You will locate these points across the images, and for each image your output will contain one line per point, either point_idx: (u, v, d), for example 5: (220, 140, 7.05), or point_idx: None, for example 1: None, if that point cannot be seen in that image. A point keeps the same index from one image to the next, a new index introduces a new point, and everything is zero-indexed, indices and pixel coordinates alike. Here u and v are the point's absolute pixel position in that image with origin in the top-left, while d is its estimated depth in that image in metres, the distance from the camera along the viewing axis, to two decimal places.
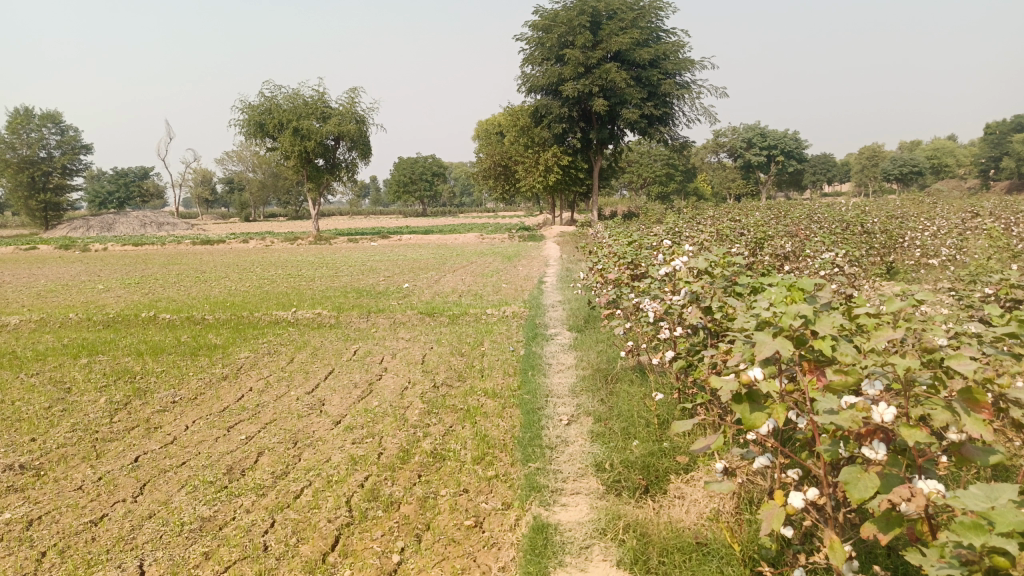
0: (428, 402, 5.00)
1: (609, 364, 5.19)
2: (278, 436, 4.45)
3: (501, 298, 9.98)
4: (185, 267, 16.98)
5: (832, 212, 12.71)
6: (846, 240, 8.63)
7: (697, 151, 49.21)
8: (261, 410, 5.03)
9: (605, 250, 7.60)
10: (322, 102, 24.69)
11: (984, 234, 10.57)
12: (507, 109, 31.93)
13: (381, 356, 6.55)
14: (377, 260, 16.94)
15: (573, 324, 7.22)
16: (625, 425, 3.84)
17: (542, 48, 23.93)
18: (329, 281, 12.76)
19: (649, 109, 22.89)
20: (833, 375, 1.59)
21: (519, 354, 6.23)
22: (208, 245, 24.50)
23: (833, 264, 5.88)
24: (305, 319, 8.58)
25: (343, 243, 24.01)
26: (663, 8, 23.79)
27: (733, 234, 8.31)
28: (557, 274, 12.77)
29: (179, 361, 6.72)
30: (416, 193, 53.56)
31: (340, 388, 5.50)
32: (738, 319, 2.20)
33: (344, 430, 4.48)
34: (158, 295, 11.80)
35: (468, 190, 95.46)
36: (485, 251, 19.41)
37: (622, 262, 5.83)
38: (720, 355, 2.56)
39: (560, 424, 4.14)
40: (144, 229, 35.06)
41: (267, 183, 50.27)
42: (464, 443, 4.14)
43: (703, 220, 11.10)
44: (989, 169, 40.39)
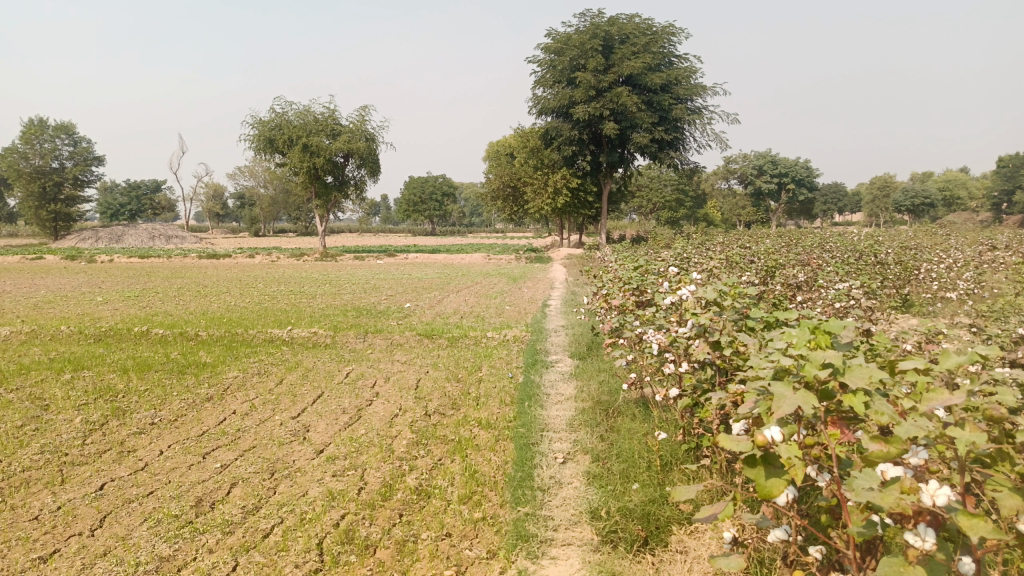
0: (418, 431, 4.72)
1: (611, 397, 4.91)
2: (255, 465, 4.18)
3: (504, 321, 9.73)
4: (187, 281, 16.81)
5: (845, 242, 12.46)
6: (860, 271, 8.37)
7: (707, 177, 49.19)
8: (242, 437, 4.76)
9: (610, 275, 7.34)
10: (333, 119, 24.67)
11: (1002, 270, 10.29)
12: (517, 130, 31.89)
13: (374, 380, 6.28)
14: (382, 279, 16.75)
15: (575, 352, 6.94)
16: (624, 467, 3.55)
17: (554, 71, 23.90)
18: (330, 299, 12.54)
19: (660, 134, 22.76)
20: (869, 443, 1.33)
21: (518, 382, 5.95)
22: (214, 259, 24.37)
23: (848, 296, 5.61)
24: (300, 338, 8.34)
25: (349, 260, 23.87)
26: (676, 33, 23.72)
27: (742, 261, 8.04)
28: (562, 297, 12.52)
29: (164, 380, 6.46)
30: (425, 213, 53.66)
31: (327, 414, 5.23)
32: (752, 364, 1.91)
33: (326, 461, 4.21)
34: (156, 309, 11.58)
35: (478, 210, 95.75)
36: (491, 272, 19.19)
37: (627, 288, 5.60)
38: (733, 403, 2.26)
39: (555, 462, 3.84)
40: (153, 242, 35.09)
41: (277, 199, 50.41)
42: (452, 479, 3.85)
43: (712, 247, 10.84)
44: (1001, 203, 40.09)
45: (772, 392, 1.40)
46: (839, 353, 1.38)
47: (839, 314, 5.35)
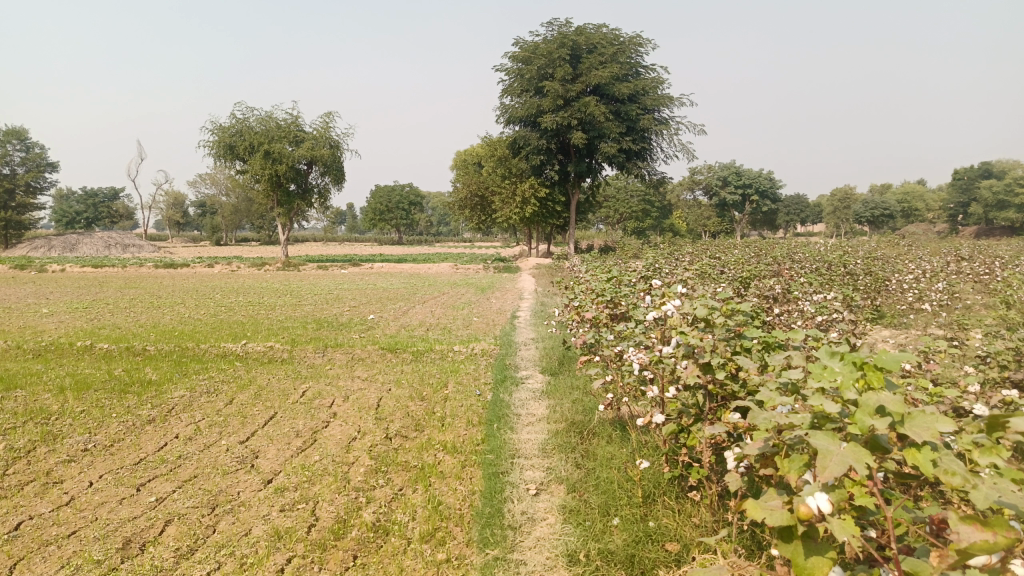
0: (377, 457, 4.35)
1: (585, 417, 4.61)
2: (194, 499, 3.78)
3: (471, 333, 9.38)
4: (141, 292, 16.12)
5: (812, 252, 12.37)
6: (833, 282, 8.23)
7: (673, 189, 49.56)
8: (182, 465, 4.34)
9: (582, 286, 7.06)
10: (296, 126, 24.15)
11: (969, 282, 10.28)
12: (484, 139, 31.65)
13: (333, 398, 5.88)
14: (345, 289, 16.28)
15: (546, 366, 6.62)
16: (604, 499, 3.25)
17: (522, 80, 23.76)
18: (291, 310, 12.07)
19: (627, 144, 22.72)
20: (957, 523, 1.10)
21: (486, 401, 5.60)
22: (171, 269, 23.57)
23: (831, 309, 5.40)
24: (255, 353, 7.87)
25: (312, 270, 23.29)
26: (643, 44, 23.70)
27: (715, 273, 7.84)
28: (530, 308, 12.24)
29: (104, 400, 5.97)
30: (392, 222, 53.14)
31: (278, 438, 4.82)
32: (774, 413, 1.66)
33: (274, 492, 3.82)
34: (104, 321, 10.97)
35: (445, 220, 95.42)
36: (458, 282, 18.87)
37: (600, 300, 5.35)
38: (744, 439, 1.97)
39: (526, 495, 3.50)
40: (109, 251, 33.91)
41: (240, 207, 49.43)
42: (413, 512, 3.50)
43: (682, 257, 10.68)
44: (957, 215, 40.95)
45: (814, 448, 1.16)
46: (902, 396, 1.15)
47: (820, 328, 5.15)
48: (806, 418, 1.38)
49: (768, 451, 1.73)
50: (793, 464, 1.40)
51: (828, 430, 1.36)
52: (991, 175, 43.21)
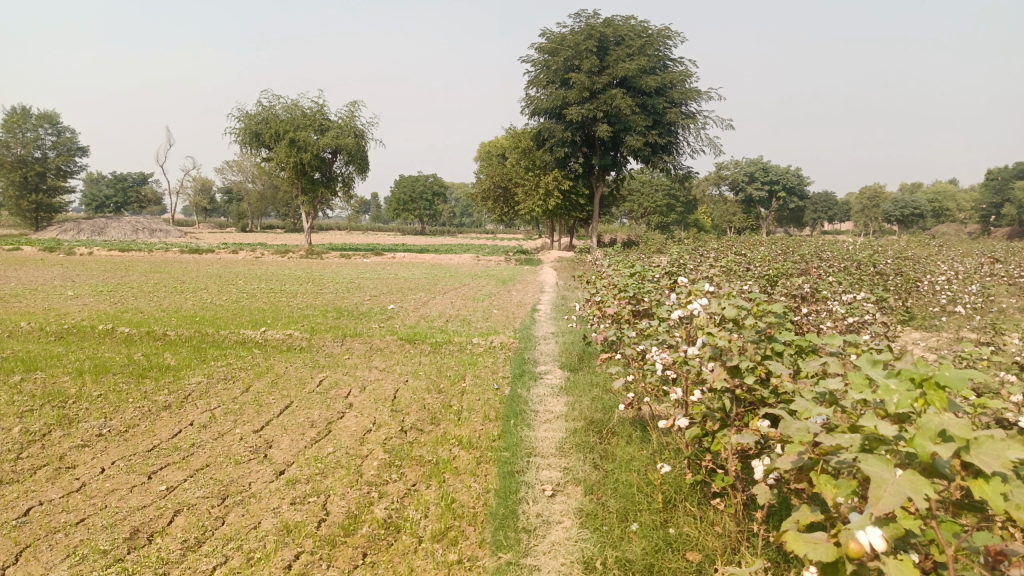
0: (391, 451, 4.26)
1: (605, 416, 4.48)
2: (205, 489, 3.73)
3: (491, 326, 9.29)
4: (165, 276, 16.23)
5: (841, 251, 12.08)
6: (863, 282, 8.01)
7: (699, 184, 49.07)
8: (194, 454, 4.29)
9: (604, 280, 6.91)
10: (321, 114, 24.16)
11: (1003, 284, 10.01)
12: (509, 130, 31.48)
13: (349, 389, 5.81)
14: (366, 278, 16.27)
15: (566, 362, 6.50)
16: (622, 504, 3.13)
17: (548, 71, 23.55)
18: (312, 298, 12.06)
19: (653, 137, 22.43)
20: None
21: (503, 396, 5.49)
22: (196, 255, 23.74)
23: (863, 311, 5.22)
24: (274, 340, 7.83)
25: (334, 258, 23.33)
26: (671, 37, 23.37)
27: (741, 270, 7.64)
28: (551, 302, 12.13)
29: (121, 385, 5.96)
30: (415, 212, 53.22)
31: (292, 428, 4.75)
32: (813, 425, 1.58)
33: (285, 484, 3.76)
34: (127, 305, 11.03)
35: (468, 211, 95.42)
36: (479, 273, 18.79)
37: (623, 296, 5.21)
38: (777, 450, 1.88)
39: (541, 496, 3.38)
40: (136, 235, 34.27)
41: (266, 194, 49.73)
42: (426, 510, 3.41)
43: (707, 253, 10.49)
44: (989, 216, 40.11)
45: (867, 474, 1.08)
46: (968, 420, 1.06)
47: (850, 329, 4.99)
48: (855, 439, 1.31)
49: (802, 466, 1.63)
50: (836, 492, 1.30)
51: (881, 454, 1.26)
52: None
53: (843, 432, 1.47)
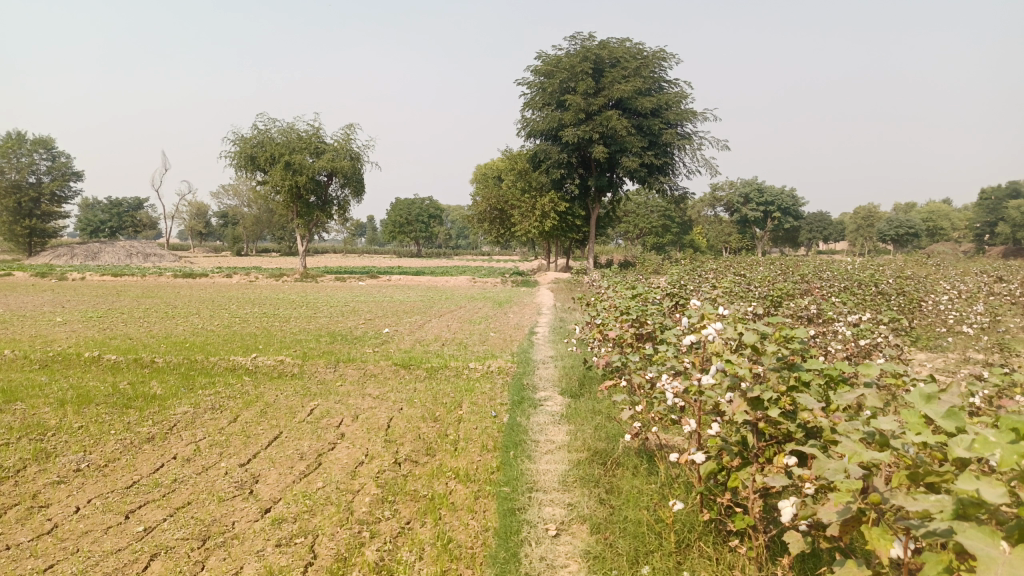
0: (384, 485, 4.03)
1: (610, 446, 4.26)
2: (185, 530, 3.49)
3: (488, 350, 9.08)
4: (157, 301, 15.99)
5: (841, 270, 11.93)
6: (867, 302, 7.84)
7: (694, 205, 49.19)
8: (176, 491, 4.06)
9: (604, 303, 6.73)
10: (316, 138, 24.11)
11: (1008, 302, 9.86)
12: (504, 153, 31.48)
13: (342, 418, 5.58)
14: (361, 302, 16.06)
15: (566, 388, 6.28)
16: (632, 545, 2.92)
17: (543, 93, 23.55)
18: (305, 322, 11.84)
19: (649, 158, 22.39)
20: None
21: (502, 424, 5.27)
22: (189, 279, 23.51)
23: (874, 333, 5.03)
24: (264, 367, 7.60)
25: (329, 282, 23.14)
26: (666, 59, 23.43)
27: (744, 291, 7.47)
28: (549, 325, 11.93)
29: (103, 416, 5.72)
30: (411, 234, 53.15)
31: (280, 461, 4.53)
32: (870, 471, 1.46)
33: (270, 524, 3.52)
34: (116, 332, 10.77)
35: (464, 234, 95.49)
36: (476, 296, 18.61)
37: (625, 319, 5.03)
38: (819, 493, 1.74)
39: (545, 537, 3.16)
40: (130, 260, 34.00)
41: (262, 218, 49.61)
42: (420, 550, 3.18)
43: (706, 274, 10.35)
44: (983, 234, 40.16)
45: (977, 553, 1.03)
46: None
47: (862, 352, 4.81)
48: (946, 499, 1.22)
49: (852, 518, 1.50)
50: (927, 564, 1.23)
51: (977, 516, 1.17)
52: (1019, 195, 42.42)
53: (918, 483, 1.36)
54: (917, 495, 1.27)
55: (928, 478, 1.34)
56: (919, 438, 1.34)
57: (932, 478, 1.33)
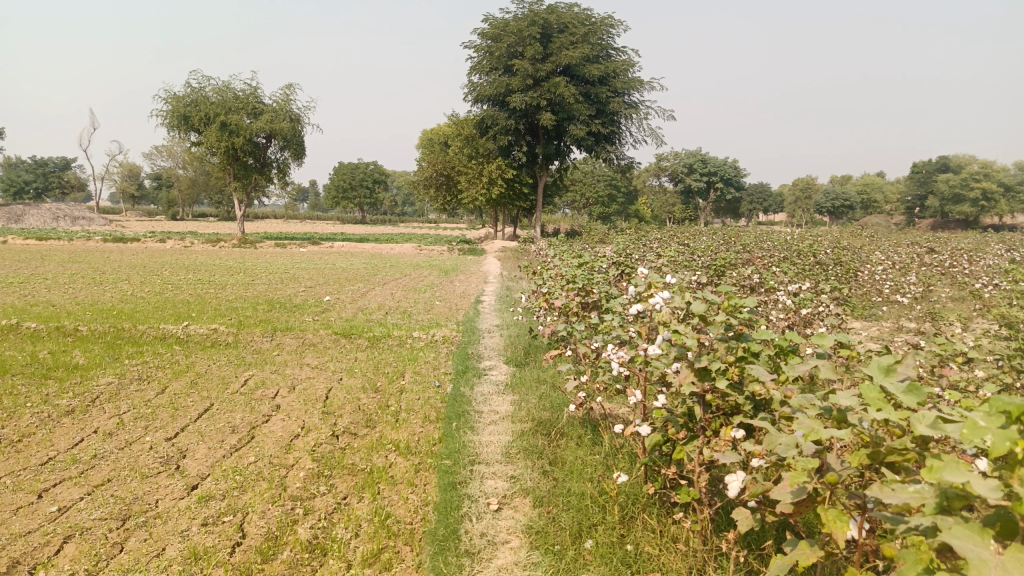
0: (320, 459, 3.87)
1: (554, 416, 4.19)
2: (103, 509, 3.27)
3: (432, 318, 8.91)
4: (84, 267, 15.23)
5: (782, 241, 12.12)
6: (807, 272, 7.95)
7: (639, 174, 49.45)
8: (95, 467, 3.80)
9: (550, 271, 6.62)
10: (255, 97, 23.20)
11: (938, 273, 10.16)
12: (451, 118, 30.95)
13: (277, 389, 5.36)
14: (302, 268, 15.62)
15: (511, 357, 6.19)
16: (576, 520, 2.84)
17: (491, 58, 23.10)
18: (242, 289, 11.43)
19: (596, 127, 22.29)
20: None
21: (445, 394, 5.15)
22: (120, 244, 22.50)
23: (816, 303, 5.07)
24: (197, 336, 7.27)
25: (269, 248, 22.46)
26: (614, 26, 23.23)
27: (689, 261, 7.46)
28: (495, 293, 11.81)
29: (18, 387, 5.37)
30: (355, 200, 52.08)
31: (210, 435, 4.31)
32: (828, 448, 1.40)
33: (197, 502, 3.33)
34: (37, 298, 10.19)
35: (410, 201, 94.21)
36: (421, 264, 18.32)
37: (571, 287, 4.93)
38: (769, 468, 1.69)
39: (486, 512, 3.06)
40: (57, 223, 32.40)
41: (198, 181, 47.80)
42: (356, 526, 3.06)
43: (650, 243, 10.35)
44: (914, 207, 41.58)
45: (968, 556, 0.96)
46: None
47: (803, 322, 4.83)
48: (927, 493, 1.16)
49: (807, 499, 1.45)
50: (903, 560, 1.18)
51: (958, 510, 1.11)
52: (948, 169, 43.98)
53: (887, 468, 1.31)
54: (893, 485, 1.24)
55: (890, 457, 1.32)
56: (881, 415, 1.31)
57: (894, 457, 1.31)
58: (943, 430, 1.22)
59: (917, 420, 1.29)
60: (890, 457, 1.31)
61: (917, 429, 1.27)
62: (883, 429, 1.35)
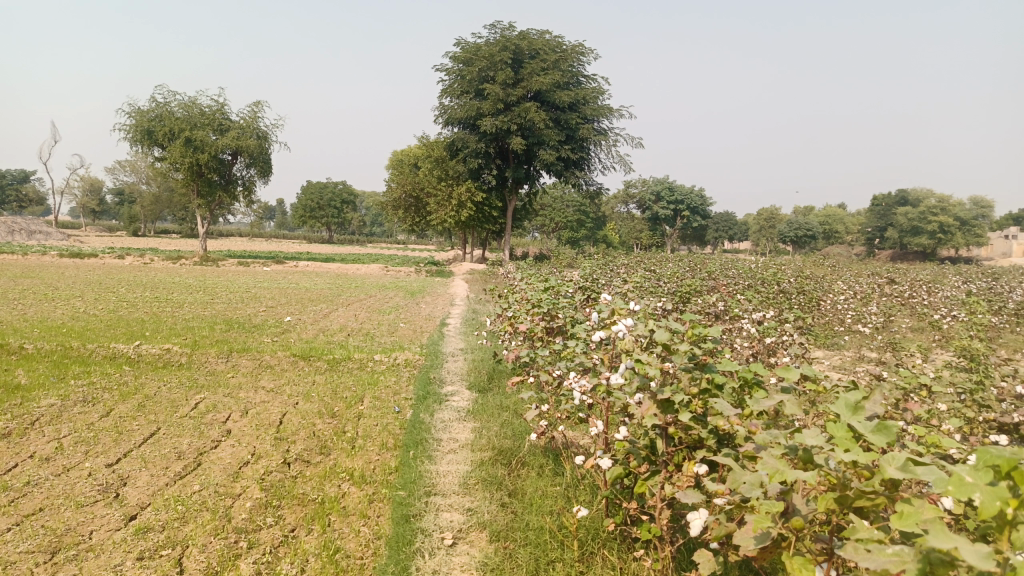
0: (270, 489, 3.69)
1: (516, 444, 4.07)
2: (31, 541, 3.05)
3: (395, 341, 8.74)
4: (36, 282, 14.73)
5: (746, 269, 12.22)
6: (770, 301, 7.99)
7: (608, 201, 49.93)
8: (27, 495, 3.58)
9: (515, 295, 6.54)
10: (221, 114, 22.92)
11: (898, 303, 10.31)
12: (421, 140, 30.92)
13: (229, 413, 5.16)
14: (265, 288, 15.31)
15: (474, 382, 6.06)
16: (533, 556, 2.73)
17: (461, 81, 23.15)
18: (200, 308, 11.14)
19: (566, 152, 22.43)
20: None
21: (404, 421, 5.00)
22: (76, 259, 21.90)
23: (780, 332, 5.06)
24: (149, 356, 7.01)
25: (232, 266, 22.04)
26: (585, 54, 23.50)
27: (655, 287, 7.44)
28: (461, 316, 11.68)
29: None
30: (322, 219, 51.62)
31: (154, 461, 4.10)
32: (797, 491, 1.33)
33: (134, 534, 3.14)
34: None
35: (378, 221, 93.78)
36: (387, 285, 18.11)
37: (536, 312, 4.85)
38: (733, 508, 1.61)
39: (440, 547, 2.93)
40: (11, 237, 31.46)
41: (162, 197, 46.94)
42: (303, 560, 2.91)
43: (617, 269, 10.34)
44: (874, 239, 42.56)
45: None
46: None
47: (767, 351, 4.82)
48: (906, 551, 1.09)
49: (773, 545, 1.37)
50: None
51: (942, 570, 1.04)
52: (906, 202, 45.19)
53: (860, 517, 1.23)
54: (869, 541, 1.16)
55: (859, 502, 1.24)
56: (849, 457, 1.24)
57: (864, 502, 1.24)
58: (914, 474, 1.16)
59: (886, 463, 1.23)
60: (860, 503, 1.24)
61: (888, 473, 1.21)
62: (854, 471, 1.28)
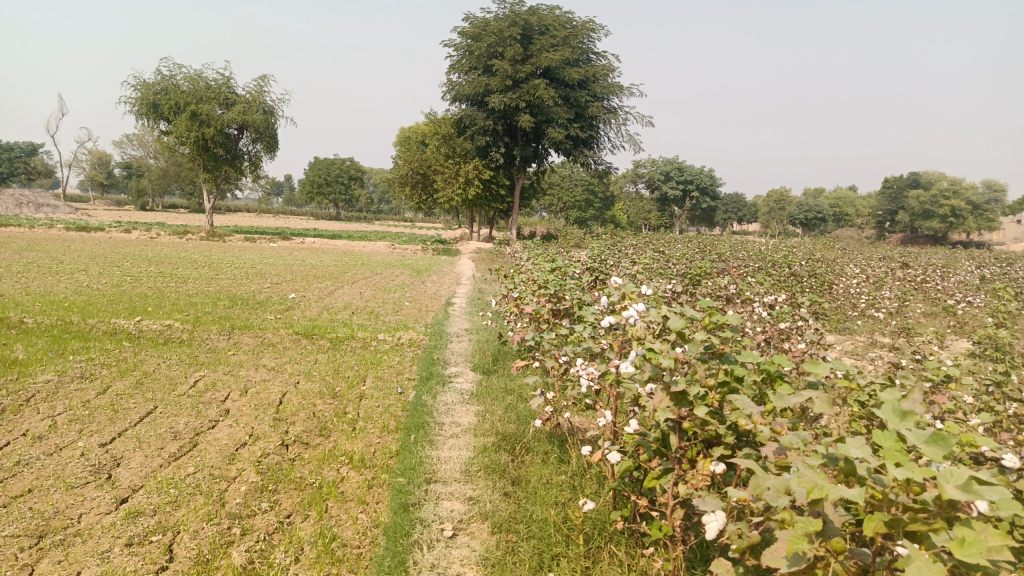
0: (266, 472, 3.59)
1: (520, 430, 3.96)
2: (17, 525, 2.95)
3: (400, 320, 8.61)
4: (40, 255, 14.65)
5: (757, 251, 12.00)
6: (782, 284, 7.80)
7: (616, 180, 49.47)
8: (16, 476, 3.47)
9: (521, 275, 6.39)
10: (227, 88, 22.69)
11: (911, 287, 10.10)
12: (428, 116, 30.58)
13: (228, 392, 5.06)
14: (269, 264, 15.19)
15: (478, 363, 5.95)
16: (536, 550, 2.62)
17: (470, 57, 22.76)
18: (204, 283, 11.03)
19: (575, 130, 22.13)
20: None
21: (406, 402, 4.88)
22: (83, 232, 21.82)
23: (793, 318, 4.91)
24: (149, 332, 6.90)
25: (238, 242, 21.93)
26: (595, 30, 23.10)
27: (664, 268, 7.27)
28: (466, 295, 11.52)
29: None
30: (330, 196, 51.35)
31: (148, 442, 3.99)
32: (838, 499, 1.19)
33: (124, 518, 3.03)
34: None
35: (386, 199, 93.50)
36: (392, 262, 17.99)
37: (542, 294, 4.72)
38: (757, 515, 1.48)
39: (440, 539, 2.81)
40: (20, 209, 31.38)
41: (169, 171, 46.74)
42: (298, 548, 2.80)
43: (625, 250, 10.16)
44: (885, 222, 42.07)
45: None
46: None
47: (780, 336, 4.67)
48: None
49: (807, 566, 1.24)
50: None
51: None
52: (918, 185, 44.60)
53: (918, 541, 1.10)
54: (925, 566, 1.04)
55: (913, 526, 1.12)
56: (902, 472, 1.11)
57: (918, 526, 1.11)
58: (978, 495, 1.04)
59: (945, 480, 1.11)
60: (912, 527, 1.12)
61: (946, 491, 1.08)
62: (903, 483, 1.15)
